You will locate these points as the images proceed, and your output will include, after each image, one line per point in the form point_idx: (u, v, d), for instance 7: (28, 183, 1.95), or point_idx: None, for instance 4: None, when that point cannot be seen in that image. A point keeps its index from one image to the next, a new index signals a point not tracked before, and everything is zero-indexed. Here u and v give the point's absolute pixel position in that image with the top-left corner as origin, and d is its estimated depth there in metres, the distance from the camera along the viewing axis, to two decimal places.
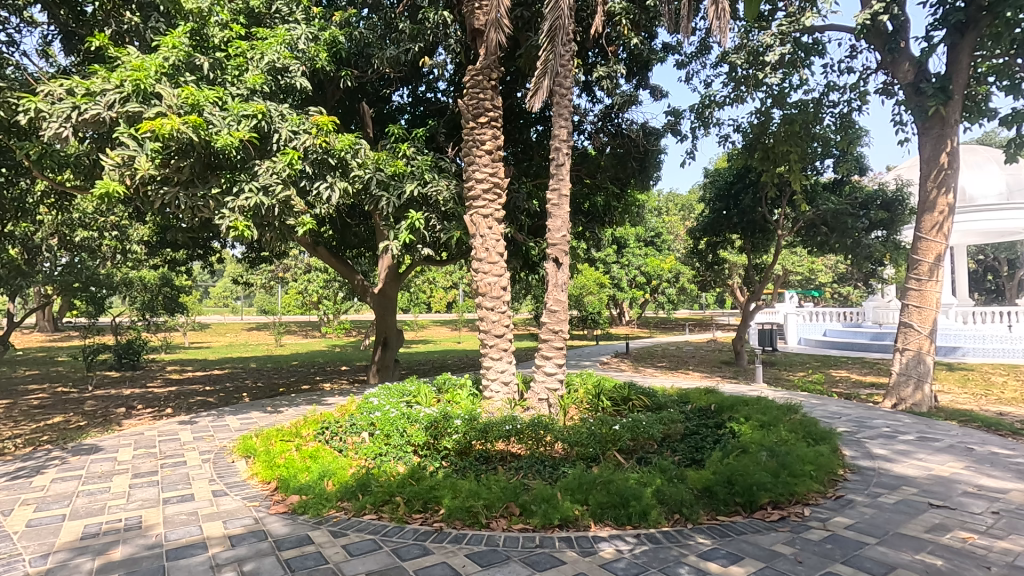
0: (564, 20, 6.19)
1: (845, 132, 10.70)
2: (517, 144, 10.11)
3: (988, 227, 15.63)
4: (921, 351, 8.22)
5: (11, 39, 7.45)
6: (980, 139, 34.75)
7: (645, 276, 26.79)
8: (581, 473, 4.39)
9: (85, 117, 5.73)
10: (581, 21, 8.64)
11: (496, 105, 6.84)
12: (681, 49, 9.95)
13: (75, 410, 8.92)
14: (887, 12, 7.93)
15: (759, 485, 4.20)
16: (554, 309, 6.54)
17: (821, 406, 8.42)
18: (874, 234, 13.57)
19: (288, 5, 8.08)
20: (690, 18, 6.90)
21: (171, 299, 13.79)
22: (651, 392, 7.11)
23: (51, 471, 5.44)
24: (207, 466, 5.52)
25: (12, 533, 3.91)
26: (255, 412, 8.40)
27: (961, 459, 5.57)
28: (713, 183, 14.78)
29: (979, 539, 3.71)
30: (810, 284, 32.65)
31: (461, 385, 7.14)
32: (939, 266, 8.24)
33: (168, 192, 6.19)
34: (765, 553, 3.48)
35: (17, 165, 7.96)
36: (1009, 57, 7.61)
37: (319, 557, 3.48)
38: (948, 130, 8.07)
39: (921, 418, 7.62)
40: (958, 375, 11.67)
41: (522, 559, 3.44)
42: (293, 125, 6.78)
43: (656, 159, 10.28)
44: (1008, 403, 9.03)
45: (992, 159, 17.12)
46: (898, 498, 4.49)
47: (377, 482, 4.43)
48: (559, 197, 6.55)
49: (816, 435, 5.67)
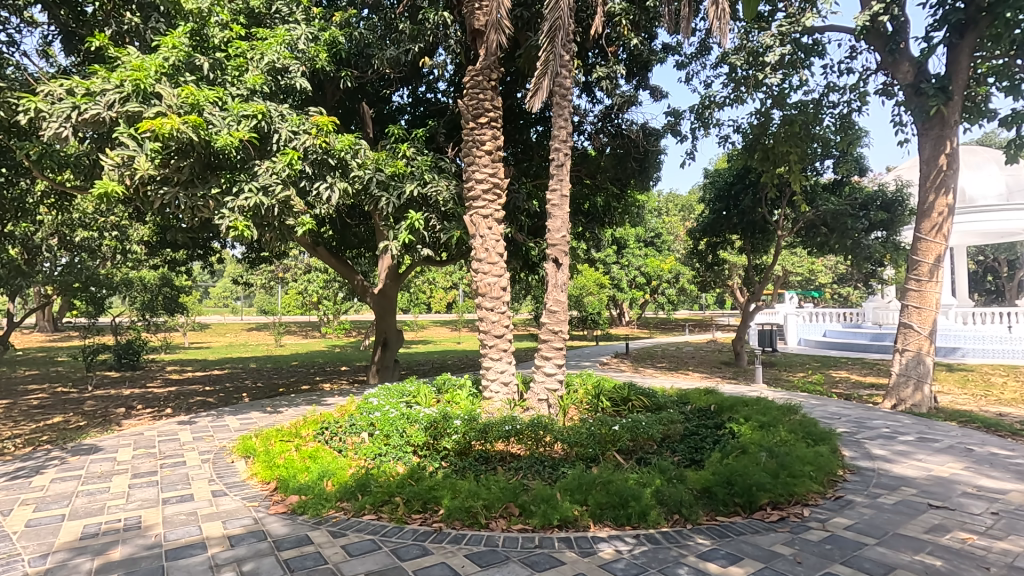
0: (564, 20, 6.19)
1: (845, 133, 10.71)
2: (517, 144, 10.12)
3: (988, 227, 15.64)
4: (921, 351, 8.22)
5: (11, 39, 7.47)
6: (979, 139, 34.79)
7: (645, 276, 26.80)
8: (581, 474, 4.39)
9: (85, 117, 5.73)
10: (581, 22, 8.64)
11: (496, 105, 6.85)
12: (681, 49, 9.95)
13: (74, 410, 8.93)
14: (886, 12, 7.95)
15: (759, 485, 4.20)
16: (554, 309, 6.54)
17: (821, 407, 8.42)
18: (874, 235, 13.56)
19: (288, 5, 8.09)
20: (690, 18, 6.90)
21: (171, 299, 13.80)
22: (651, 393, 7.10)
23: (50, 471, 5.44)
24: (207, 466, 5.53)
25: (12, 533, 3.91)
26: (254, 413, 8.40)
27: (960, 460, 5.57)
28: (713, 183, 14.78)
29: (978, 539, 3.72)
30: (810, 285, 32.68)
31: (461, 385, 7.15)
32: (939, 267, 8.24)
33: (168, 192, 6.20)
34: (765, 554, 3.49)
35: (17, 165, 7.97)
36: (1009, 58, 7.61)
37: (319, 557, 3.48)
38: (948, 130, 8.07)
39: (920, 418, 7.62)
40: (958, 376, 11.67)
41: (521, 559, 3.44)
42: (293, 125, 6.78)
43: (656, 160, 10.28)
44: (1008, 403, 9.03)
45: (993, 159, 17.14)
46: (897, 499, 4.48)
47: (377, 482, 4.44)
48: (559, 197, 6.54)
49: (816, 435, 5.67)
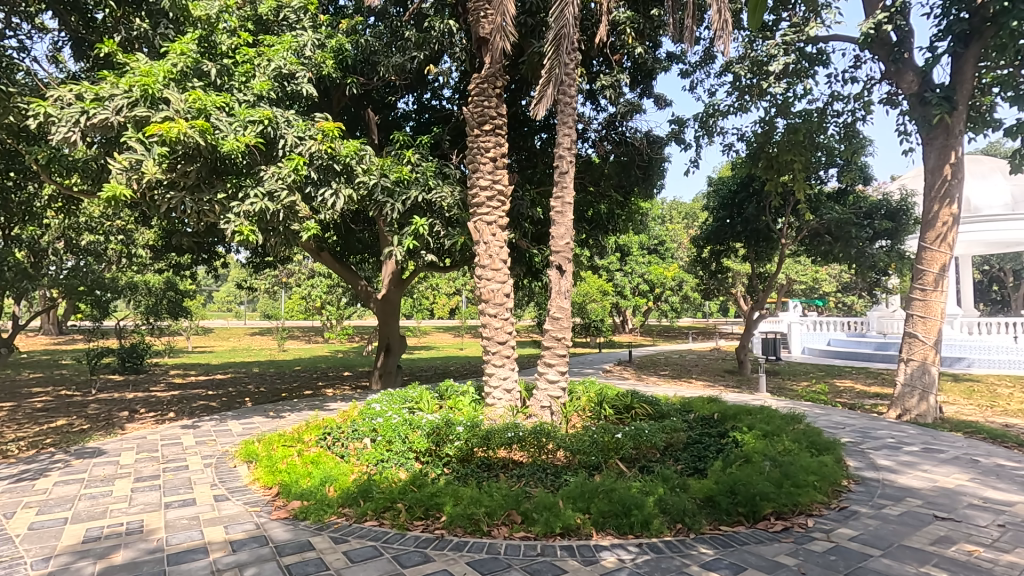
0: (570, 29, 6.04)
1: (849, 141, 10.84)
2: (522, 151, 10.19)
3: (992, 236, 15.61)
4: (926, 361, 8.15)
5: (22, 45, 7.60)
6: (984, 149, 34.77)
7: (649, 284, 26.84)
8: (583, 481, 4.34)
9: (93, 121, 5.79)
10: (586, 31, 8.72)
11: (501, 113, 6.87)
12: (685, 58, 10.00)
13: (77, 414, 8.88)
14: (891, 21, 7.92)
15: (761, 494, 4.16)
16: (557, 316, 6.49)
17: (825, 417, 8.35)
18: (879, 243, 13.49)
19: (296, 12, 8.22)
20: (695, 27, 6.85)
21: (176, 304, 13.77)
22: (654, 400, 7.09)
23: (53, 475, 5.43)
24: (209, 471, 5.53)
25: (14, 536, 3.91)
26: (257, 417, 8.43)
27: (967, 472, 5.51)
28: (717, 191, 14.93)
29: (985, 552, 3.67)
30: (816, 293, 32.59)
31: (463, 392, 7.08)
32: (944, 276, 8.21)
33: (175, 196, 6.26)
34: (768, 564, 3.46)
35: (26, 168, 8.15)
36: (1013, 68, 7.58)
37: (320, 563, 3.47)
38: (953, 139, 8.09)
39: (926, 430, 7.54)
40: (963, 387, 11.56)
41: (523, 568, 3.42)
42: (299, 131, 6.86)
43: (661, 167, 10.32)
44: (1015, 415, 8.93)
45: (997, 169, 17.15)
46: (903, 510, 4.44)
47: (379, 488, 4.40)
48: (563, 205, 6.56)
49: (821, 444, 5.63)
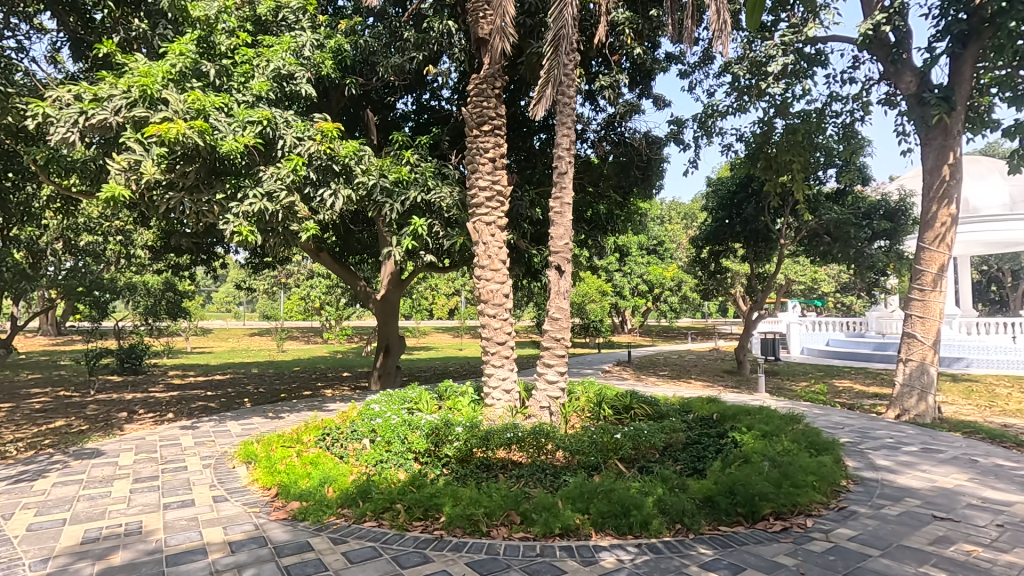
0: (569, 29, 6.05)
1: (848, 142, 10.85)
2: (521, 152, 10.20)
3: (991, 236, 15.63)
4: (925, 361, 8.16)
5: (20, 45, 7.60)
6: (983, 149, 34.80)
7: (648, 285, 26.86)
8: (583, 481, 4.34)
9: (92, 122, 5.78)
10: (585, 31, 8.72)
11: (500, 113, 6.87)
12: (684, 58, 10.01)
13: (75, 415, 8.87)
14: (890, 22, 7.92)
15: (760, 494, 4.17)
16: (556, 317, 6.49)
17: (824, 417, 8.36)
18: (878, 244, 13.51)
19: (294, 13, 8.22)
20: (694, 27, 6.85)
21: (175, 304, 13.76)
22: (653, 400, 7.09)
23: (52, 475, 5.43)
24: (207, 471, 5.53)
25: (12, 537, 3.91)
26: (256, 418, 8.43)
27: (965, 472, 5.52)
28: (716, 192, 14.95)
29: (983, 552, 3.67)
30: (814, 293, 32.63)
31: (462, 392, 7.07)
32: (942, 277, 8.22)
33: (174, 196, 6.26)
34: (767, 564, 3.46)
35: (25, 168, 8.13)
36: (1012, 69, 7.58)
37: (319, 564, 3.46)
38: (951, 140, 8.11)
39: (925, 430, 7.55)
40: (961, 387, 11.57)
41: (522, 568, 3.42)
42: (298, 131, 6.85)
43: (660, 168, 10.32)
44: (1013, 415, 8.94)
45: (996, 169, 17.17)
46: (901, 510, 4.45)
47: (378, 489, 4.40)
48: (562, 205, 6.55)
49: (821, 444, 5.64)
